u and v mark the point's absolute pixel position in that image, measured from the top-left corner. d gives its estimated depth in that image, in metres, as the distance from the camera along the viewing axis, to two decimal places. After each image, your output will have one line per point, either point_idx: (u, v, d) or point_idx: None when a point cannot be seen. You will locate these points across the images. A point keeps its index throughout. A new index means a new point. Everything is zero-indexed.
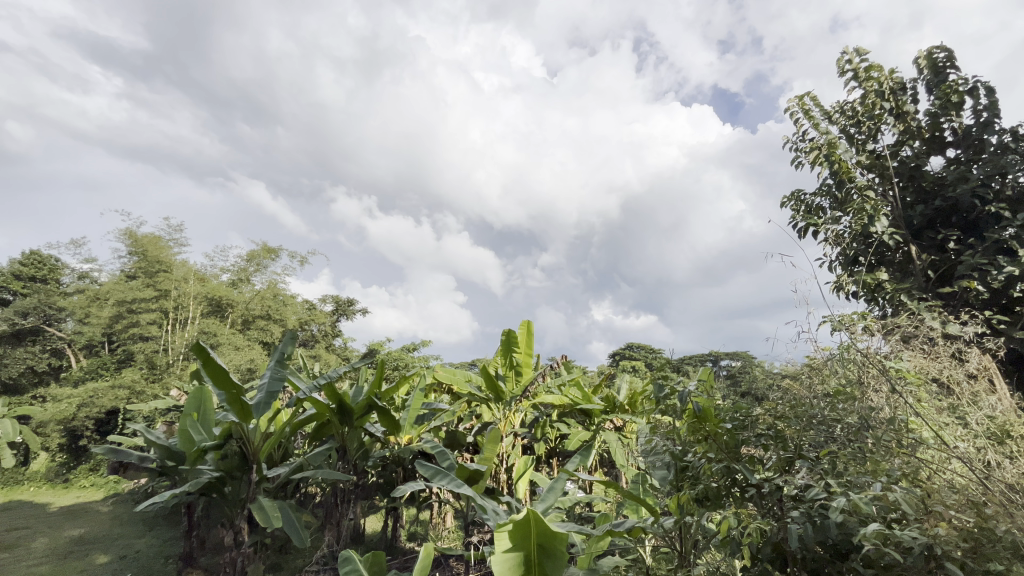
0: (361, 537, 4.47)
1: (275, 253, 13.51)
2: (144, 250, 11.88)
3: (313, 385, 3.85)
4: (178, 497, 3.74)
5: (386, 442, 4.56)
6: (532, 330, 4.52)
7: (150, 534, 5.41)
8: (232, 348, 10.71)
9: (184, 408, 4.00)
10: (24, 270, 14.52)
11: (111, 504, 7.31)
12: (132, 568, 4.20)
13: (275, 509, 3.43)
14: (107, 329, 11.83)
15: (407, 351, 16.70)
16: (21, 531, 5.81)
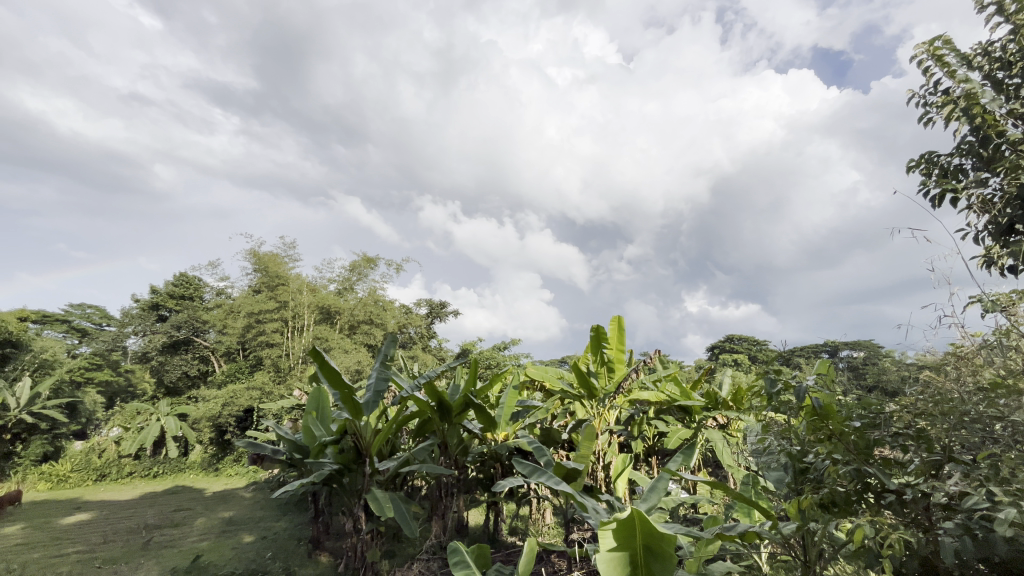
0: (465, 529, 4.66)
1: (374, 263, 14.56)
2: (266, 267, 13.39)
3: (414, 383, 4.10)
4: (305, 486, 4.18)
5: (484, 439, 4.71)
6: (623, 324, 4.44)
7: (284, 518, 6.12)
8: (342, 351, 11.74)
9: (305, 406, 4.48)
10: (176, 290, 17.09)
11: (252, 490, 8.39)
12: (272, 547, 4.78)
13: (387, 500, 3.70)
14: (241, 338, 13.54)
15: (498, 350, 17.16)
16: (186, 512, 6.86)
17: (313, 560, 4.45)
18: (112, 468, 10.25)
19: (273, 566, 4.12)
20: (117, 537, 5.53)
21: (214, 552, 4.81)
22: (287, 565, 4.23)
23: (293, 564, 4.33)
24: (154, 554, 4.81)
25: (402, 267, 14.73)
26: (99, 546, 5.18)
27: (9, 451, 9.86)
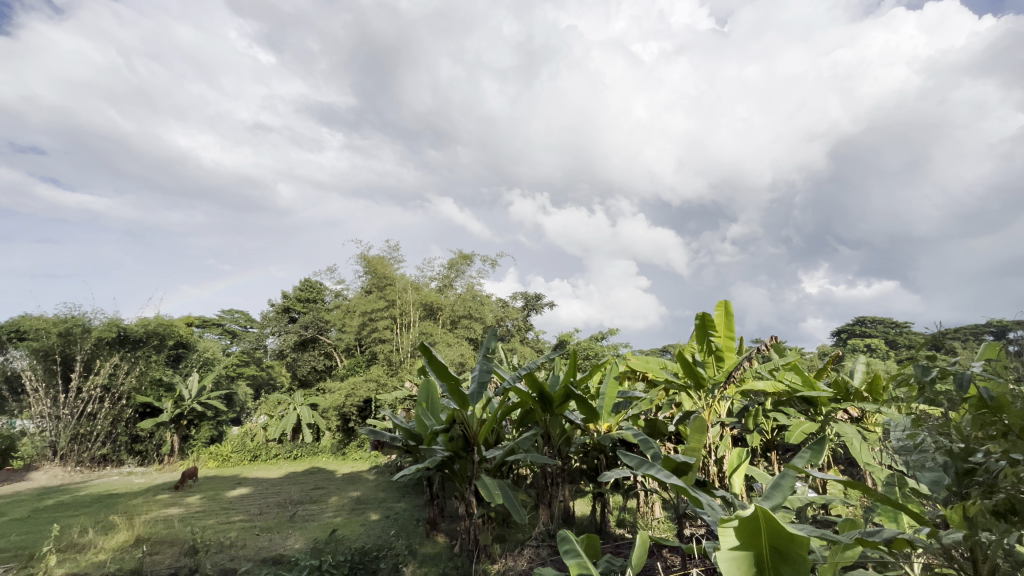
0: (573, 519, 4.70)
1: (470, 259, 15.13)
2: (375, 269, 14.54)
3: (515, 374, 4.20)
4: (420, 471, 4.50)
5: (586, 430, 4.69)
6: (731, 310, 4.15)
7: (404, 499, 6.66)
8: (446, 344, 12.41)
9: (416, 397, 4.83)
10: (302, 294, 19.22)
11: (375, 473, 9.20)
12: (395, 525, 5.23)
13: (495, 487, 3.85)
14: (358, 335, 14.84)
15: (595, 340, 17.01)
16: (322, 491, 7.74)
17: (431, 540, 4.78)
18: (262, 450, 11.86)
19: (397, 543, 4.49)
20: (270, 510, 6.40)
21: (347, 527, 5.36)
22: (410, 542, 4.58)
23: (414, 541, 4.68)
24: (299, 526, 5.49)
25: (497, 262, 15.10)
26: (256, 517, 6.03)
27: (186, 434, 11.87)
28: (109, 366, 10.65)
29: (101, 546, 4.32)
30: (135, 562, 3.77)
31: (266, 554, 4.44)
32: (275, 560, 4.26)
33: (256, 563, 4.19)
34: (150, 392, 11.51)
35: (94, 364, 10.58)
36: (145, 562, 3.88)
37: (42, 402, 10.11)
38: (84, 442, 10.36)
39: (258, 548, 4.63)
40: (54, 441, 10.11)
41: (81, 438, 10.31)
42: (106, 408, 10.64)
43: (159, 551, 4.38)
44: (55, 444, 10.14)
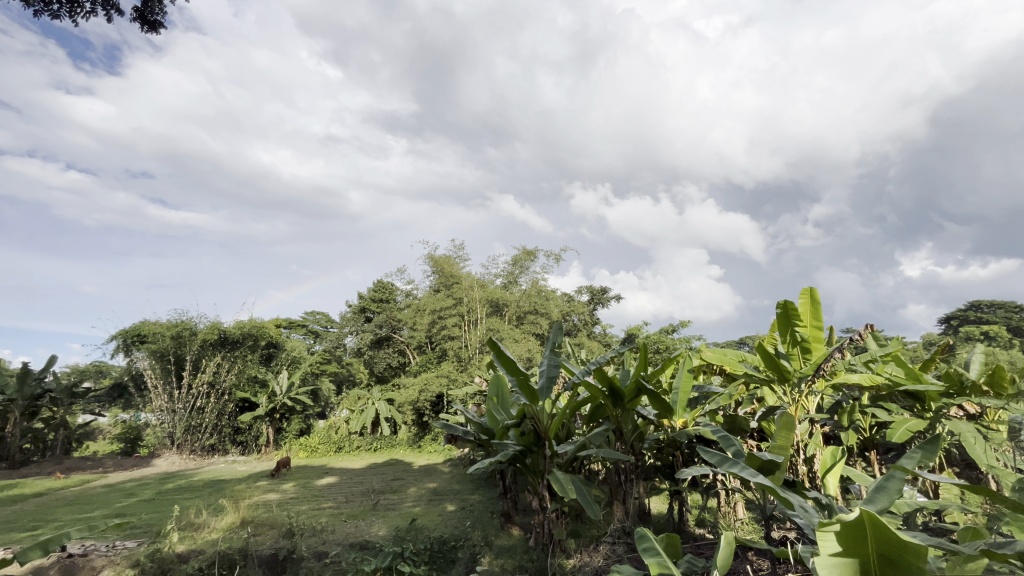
0: (649, 516, 4.58)
1: (534, 255, 15.17)
2: (441, 268, 14.97)
3: (584, 369, 4.16)
4: (493, 465, 4.58)
5: (661, 426, 4.55)
6: (817, 297, 3.84)
7: (478, 491, 6.84)
8: (513, 340, 12.55)
9: (487, 392, 4.93)
10: (375, 296, 20.30)
11: (449, 466, 9.52)
12: (470, 517, 5.38)
13: (567, 482, 3.84)
14: (428, 333, 15.35)
15: (666, 333, 16.47)
16: (401, 481, 8.14)
17: (506, 532, 4.87)
18: (345, 442, 12.66)
19: (473, 534, 4.61)
20: (355, 498, 6.83)
21: (426, 516, 5.59)
22: (486, 533, 4.69)
23: (491, 533, 4.79)
24: (382, 514, 5.80)
25: (561, 257, 14.99)
26: (343, 504, 6.45)
27: (279, 426, 12.92)
28: (213, 365, 11.83)
29: (214, 526, 4.82)
30: (242, 542, 4.18)
31: (353, 540, 4.74)
32: (361, 545, 4.54)
33: (345, 548, 4.48)
34: (248, 388, 12.67)
35: (201, 363, 11.81)
36: (250, 542, 4.28)
37: (160, 397, 11.46)
38: (196, 433, 11.63)
39: (346, 533, 4.96)
40: (172, 432, 11.44)
41: (193, 429, 11.59)
42: (213, 402, 11.85)
43: (262, 533, 4.81)
44: (172, 434, 11.47)
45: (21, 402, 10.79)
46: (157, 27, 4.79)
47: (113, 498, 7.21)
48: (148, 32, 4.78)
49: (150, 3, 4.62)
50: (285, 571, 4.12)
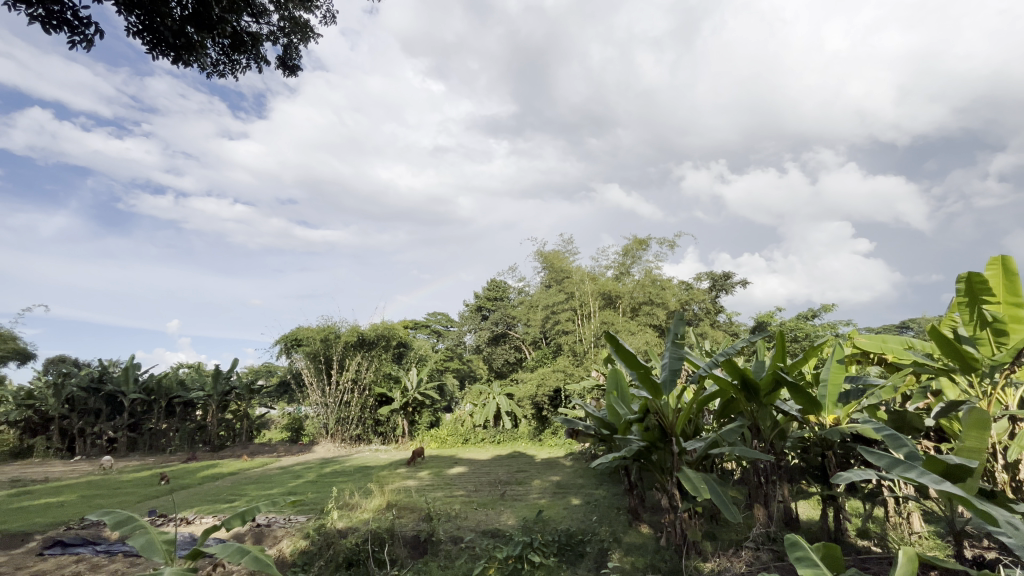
0: (798, 522, 4.13)
1: (646, 243, 14.54)
2: (551, 263, 15.00)
3: (712, 361, 3.87)
4: (617, 460, 4.48)
5: (807, 423, 4.08)
6: (1012, 268, 3.14)
7: (603, 486, 6.76)
8: (629, 333, 12.18)
9: (606, 386, 4.84)
10: (489, 295, 21.14)
11: (572, 460, 9.55)
12: (597, 512, 5.34)
13: (700, 481, 3.61)
14: (542, 328, 15.56)
15: (804, 320, 14.72)
16: (526, 473, 8.38)
17: (635, 529, 4.75)
18: (471, 435, 13.44)
19: (601, 529, 4.57)
20: (483, 488, 7.20)
21: (552, 509, 5.68)
22: (613, 529, 4.62)
23: (619, 529, 4.70)
24: (510, 504, 6.01)
25: (676, 243, 14.16)
26: (473, 493, 6.82)
27: (412, 419, 14.11)
28: (355, 363, 13.29)
29: (365, 507, 5.41)
30: (388, 522, 4.63)
31: (485, 527, 4.99)
32: (493, 533, 4.75)
33: (478, 534, 4.73)
34: (384, 384, 14.02)
35: (345, 362, 13.33)
36: (395, 522, 4.73)
37: (316, 392, 13.17)
38: (345, 424, 13.18)
39: (478, 520, 5.24)
40: (326, 422, 13.12)
41: (342, 420, 13.15)
42: (357, 396, 13.32)
43: (405, 515, 5.28)
44: (327, 425, 13.13)
45: (216, 396, 13.21)
46: (295, 71, 5.49)
47: (285, 478, 8.48)
48: (288, 76, 5.49)
49: (289, 51, 5.30)
50: (427, 552, 4.50)
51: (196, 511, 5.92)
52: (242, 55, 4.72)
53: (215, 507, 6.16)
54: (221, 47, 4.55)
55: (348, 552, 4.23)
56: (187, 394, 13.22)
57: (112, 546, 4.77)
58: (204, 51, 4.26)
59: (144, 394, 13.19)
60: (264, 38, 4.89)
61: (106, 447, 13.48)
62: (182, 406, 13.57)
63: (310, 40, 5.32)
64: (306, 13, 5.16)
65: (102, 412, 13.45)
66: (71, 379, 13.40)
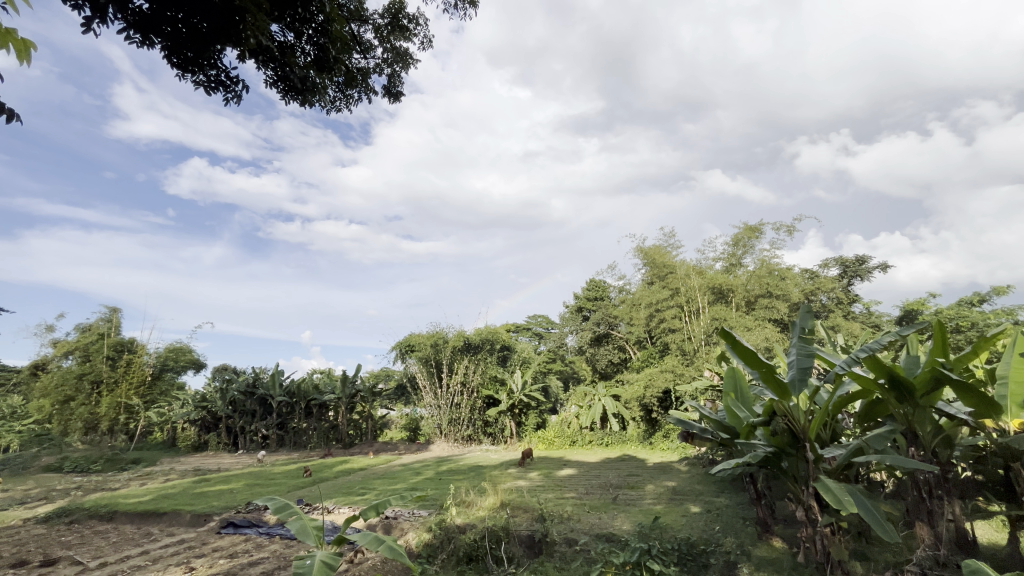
0: (976, 546, 3.49)
1: (759, 231, 13.34)
2: (652, 259, 14.39)
3: (850, 358, 3.43)
4: (740, 467, 4.15)
5: (981, 428, 3.45)
6: None
7: (724, 495, 6.30)
8: (745, 328, 11.24)
9: (723, 387, 4.50)
10: (589, 295, 20.88)
11: (687, 465, 9.03)
12: (720, 521, 4.99)
13: (843, 493, 3.21)
14: (647, 327, 14.98)
15: (968, 307, 12.42)
16: (638, 477, 8.11)
17: (766, 543, 4.36)
18: (578, 437, 13.40)
19: (726, 540, 4.26)
20: (595, 491, 7.10)
21: (669, 515, 5.43)
22: (740, 541, 4.28)
23: (746, 541, 4.35)
24: (623, 509, 5.87)
25: (795, 228, 12.78)
26: (585, 496, 6.77)
27: (520, 420, 14.39)
28: (462, 367, 13.93)
29: (481, 505, 5.63)
30: (504, 521, 4.76)
31: (599, 531, 4.91)
32: (608, 537, 4.67)
33: (593, 538, 4.68)
34: (491, 386, 14.49)
35: (454, 366, 14.03)
36: (510, 521, 4.84)
37: (429, 394, 14.03)
38: (457, 424, 13.86)
39: (592, 524, 5.18)
40: (440, 423, 13.92)
41: (454, 421, 13.86)
42: (466, 398, 13.95)
43: (519, 515, 5.40)
44: (440, 425, 13.94)
45: (345, 398, 14.67)
46: (398, 96, 5.93)
47: (408, 475, 9.14)
48: (392, 102, 5.95)
49: (392, 79, 5.74)
50: (542, 552, 4.55)
51: (335, 502, 6.63)
52: (354, 89, 5.23)
53: (350, 499, 6.86)
54: (338, 85, 5.07)
55: (467, 547, 4.45)
56: (322, 397, 14.85)
57: (272, 529, 5.50)
58: (324, 91, 4.79)
59: (288, 397, 15.09)
60: (372, 71, 5.36)
61: (261, 442, 15.65)
62: (318, 408, 15.25)
63: (410, 67, 5.71)
64: (406, 43, 5.54)
65: (256, 412, 15.63)
66: (233, 385, 15.76)
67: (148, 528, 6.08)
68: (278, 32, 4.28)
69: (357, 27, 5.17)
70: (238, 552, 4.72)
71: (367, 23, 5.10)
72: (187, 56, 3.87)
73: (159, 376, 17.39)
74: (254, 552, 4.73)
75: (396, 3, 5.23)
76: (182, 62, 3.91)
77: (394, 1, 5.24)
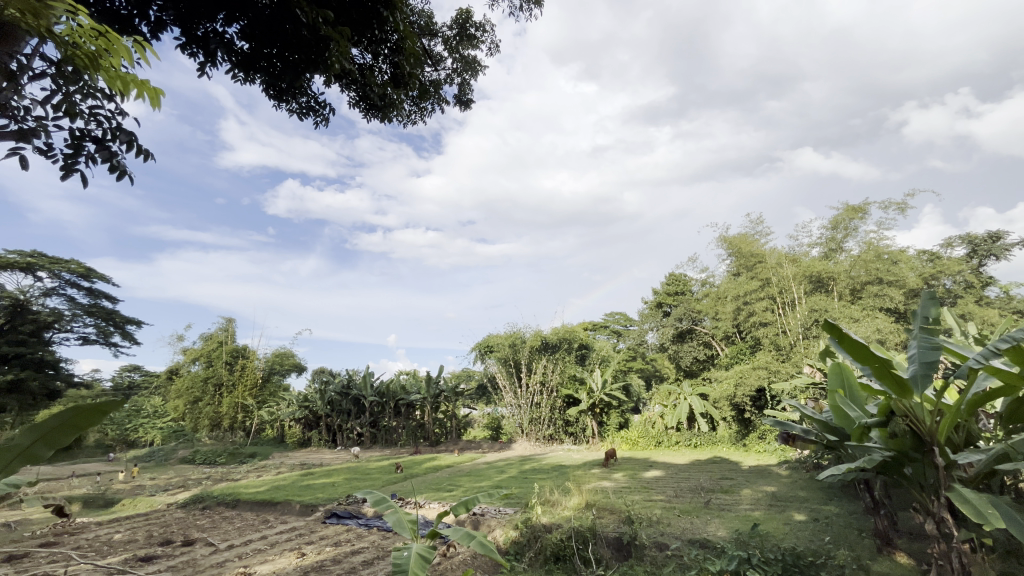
0: None
1: (862, 210, 12.02)
2: (738, 248, 13.57)
3: (988, 350, 2.97)
4: (853, 472, 3.74)
5: None
6: None
7: (834, 503, 5.74)
8: (850, 320, 10.18)
9: (828, 386, 4.09)
10: (669, 289, 20.09)
11: (788, 469, 8.34)
12: (830, 532, 4.55)
13: (986, 504, 2.79)
14: (734, 321, 14.08)
15: None
16: (732, 481, 7.63)
17: (888, 558, 3.91)
18: (664, 437, 12.90)
19: (838, 552, 3.88)
20: (685, 494, 6.79)
21: (770, 523, 5.05)
22: (855, 554, 3.88)
23: (863, 555, 3.93)
24: (717, 514, 5.55)
25: (908, 204, 11.34)
26: (674, 499, 6.49)
27: (601, 419, 14.15)
28: (541, 366, 14.00)
29: (566, 504, 5.60)
30: (590, 521, 4.70)
31: (692, 536, 4.69)
32: (702, 543, 4.44)
33: (685, 543, 4.48)
34: (570, 385, 14.40)
35: (532, 365, 14.16)
36: (597, 522, 4.76)
37: (510, 394, 14.27)
38: (538, 423, 13.92)
39: (683, 528, 4.96)
40: (521, 422, 14.09)
41: (535, 420, 13.93)
42: (546, 398, 13.96)
43: (605, 516, 5.32)
44: (522, 424, 14.08)
45: (430, 398, 15.33)
46: (468, 104, 6.09)
47: (492, 473, 9.34)
48: (463, 110, 6.12)
49: (462, 88, 5.90)
50: (631, 555, 4.43)
51: (426, 497, 6.94)
52: (427, 101, 5.45)
53: (439, 494, 7.15)
54: (413, 100, 5.33)
55: (554, 547, 4.44)
56: (409, 396, 15.61)
57: (370, 521, 5.88)
58: (401, 105, 5.05)
59: (378, 397, 16.05)
60: (444, 82, 5.55)
61: (357, 439, 16.76)
62: (406, 407, 16.02)
63: (479, 74, 5.84)
64: (474, 51, 5.68)
65: (352, 412, 16.79)
66: (331, 386, 17.08)
67: (265, 516, 6.76)
68: (358, 56, 4.59)
69: (428, 41, 5.38)
70: (341, 541, 5.10)
71: (436, 36, 5.29)
72: (282, 87, 4.31)
73: (268, 378, 19.27)
74: (356, 542, 5.07)
75: (463, 13, 5.38)
76: (278, 93, 4.38)
77: (461, 12, 5.38)
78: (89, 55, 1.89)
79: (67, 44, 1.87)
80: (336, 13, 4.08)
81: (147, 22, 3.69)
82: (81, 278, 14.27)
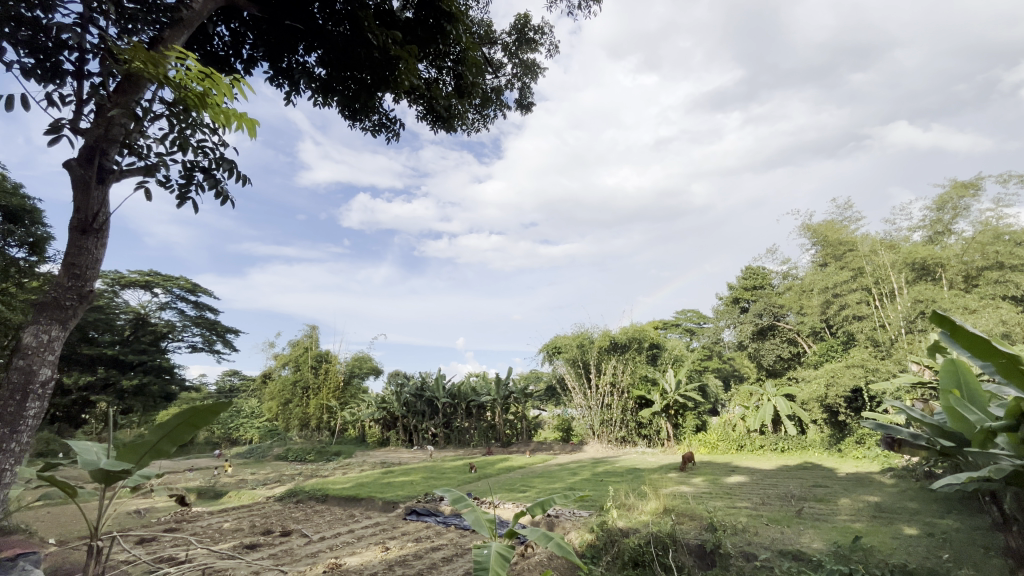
0: None
1: (975, 186, 10.63)
2: (824, 236, 12.57)
3: None
4: (976, 483, 3.31)
5: None
6: None
7: (952, 516, 5.11)
8: (963, 310, 9.04)
9: (940, 385, 3.66)
10: (747, 283, 18.96)
11: (893, 477, 7.55)
12: (948, 549, 4.06)
13: None
14: (822, 316, 13.01)
15: None
16: (827, 489, 7.03)
17: None
18: (746, 440, 12.16)
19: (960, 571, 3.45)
20: (773, 501, 6.35)
21: (875, 536, 4.60)
22: None
23: None
24: (812, 524, 5.14)
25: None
26: (761, 507, 6.10)
27: (676, 422, 13.59)
28: (610, 367, 13.75)
29: (642, 509, 5.45)
30: (670, 528, 4.53)
31: (784, 547, 4.38)
32: (796, 555, 4.13)
33: (776, 554, 4.19)
34: (641, 386, 14.01)
35: (601, 366, 13.95)
36: (677, 529, 4.58)
37: (579, 395, 14.15)
38: (610, 425, 13.67)
39: (774, 538, 4.64)
40: (592, 424, 13.91)
41: (607, 422, 13.68)
42: (617, 399, 13.67)
43: (685, 522, 5.11)
44: (593, 425, 13.90)
45: (500, 399, 15.54)
46: (528, 107, 6.13)
47: (564, 475, 9.30)
48: (524, 113, 6.17)
49: (523, 92, 5.96)
50: (715, 564, 4.21)
51: (501, 498, 7.04)
52: (490, 108, 5.56)
53: (513, 495, 7.23)
54: (476, 108, 5.46)
55: (632, 552, 4.32)
56: (479, 398, 15.93)
57: (447, 518, 6.07)
58: (465, 115, 5.20)
59: (450, 398, 16.52)
60: (504, 88, 5.63)
61: (432, 440, 17.34)
62: (477, 409, 16.35)
63: (538, 77, 5.87)
64: (533, 54, 5.71)
65: (426, 413, 17.41)
66: (407, 388, 17.86)
67: (351, 511, 7.20)
68: (424, 71, 4.79)
69: (488, 50, 5.49)
70: (422, 538, 5.31)
71: (496, 44, 5.37)
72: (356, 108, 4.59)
73: (349, 381, 20.49)
74: (435, 538, 5.26)
75: (521, 18, 5.43)
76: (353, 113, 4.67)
77: (519, 17, 5.44)
78: (198, 95, 2.14)
79: (181, 87, 2.14)
80: (402, 33, 4.29)
81: (241, 59, 4.10)
82: (188, 293, 16.00)
